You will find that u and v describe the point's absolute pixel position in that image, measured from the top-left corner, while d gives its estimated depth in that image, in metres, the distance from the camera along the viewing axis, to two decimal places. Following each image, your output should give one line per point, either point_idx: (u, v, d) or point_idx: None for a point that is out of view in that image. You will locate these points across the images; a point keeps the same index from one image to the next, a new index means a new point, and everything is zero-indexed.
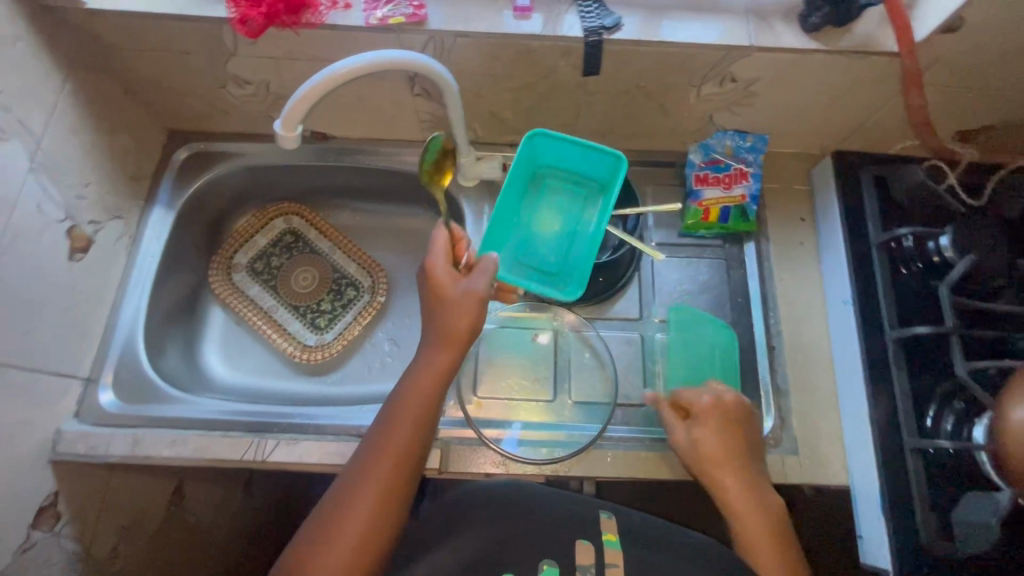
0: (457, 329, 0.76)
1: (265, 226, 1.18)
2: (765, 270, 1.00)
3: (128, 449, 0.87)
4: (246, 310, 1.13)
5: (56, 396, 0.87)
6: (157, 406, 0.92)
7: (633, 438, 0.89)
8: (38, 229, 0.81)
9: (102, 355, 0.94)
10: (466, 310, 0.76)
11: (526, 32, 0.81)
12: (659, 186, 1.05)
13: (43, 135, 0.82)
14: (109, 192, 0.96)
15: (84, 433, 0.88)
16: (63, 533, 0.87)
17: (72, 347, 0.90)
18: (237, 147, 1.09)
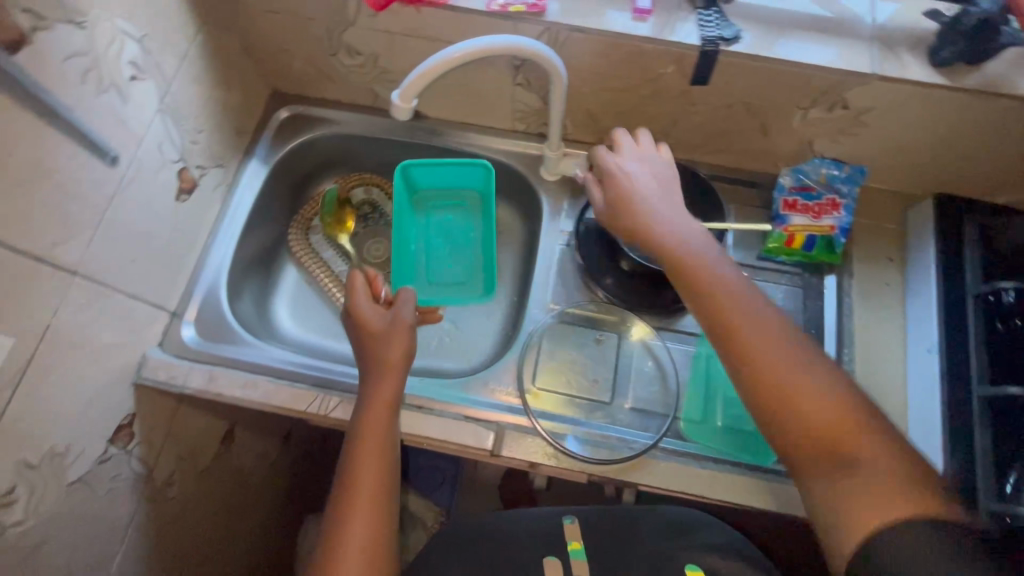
0: (389, 356, 0.83)
1: (344, 193, 1.20)
2: (844, 305, 0.96)
3: (203, 383, 0.92)
4: (319, 271, 1.15)
5: (146, 324, 0.92)
6: (232, 348, 0.97)
7: (687, 453, 0.88)
8: (156, 165, 0.87)
9: (188, 293, 0.99)
10: (398, 338, 0.84)
11: (641, 34, 0.82)
12: (742, 206, 1.03)
13: (172, 78, 0.88)
14: (216, 141, 1.01)
15: (166, 362, 0.92)
16: (133, 453, 0.92)
17: (166, 280, 0.95)
18: (333, 114, 1.14)
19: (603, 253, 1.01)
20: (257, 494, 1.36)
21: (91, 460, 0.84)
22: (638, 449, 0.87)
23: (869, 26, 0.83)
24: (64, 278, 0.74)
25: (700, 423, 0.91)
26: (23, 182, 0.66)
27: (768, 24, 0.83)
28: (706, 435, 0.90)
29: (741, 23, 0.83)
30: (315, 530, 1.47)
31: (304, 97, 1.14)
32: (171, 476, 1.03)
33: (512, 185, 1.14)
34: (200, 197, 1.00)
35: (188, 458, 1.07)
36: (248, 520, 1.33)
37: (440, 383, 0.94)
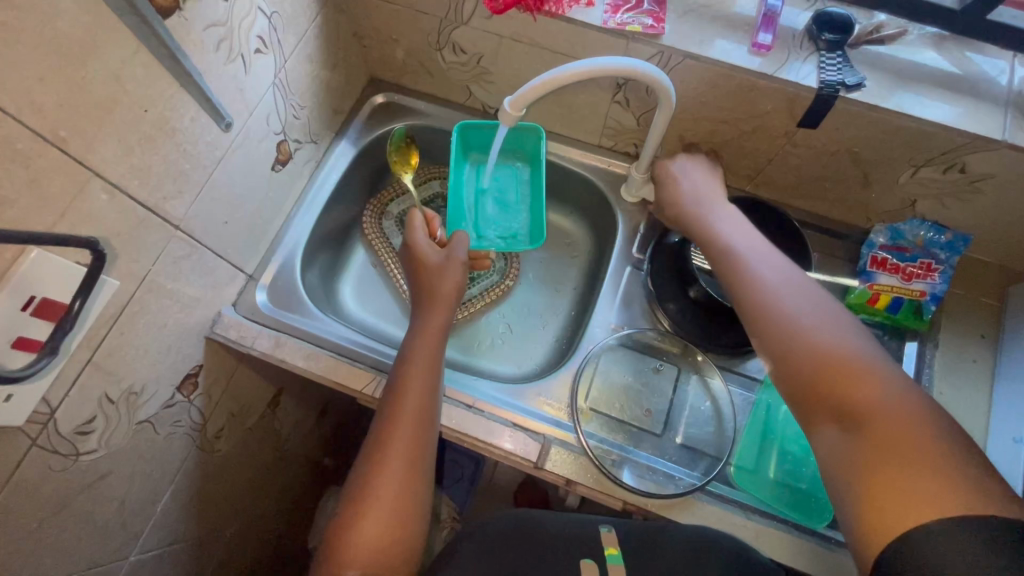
0: (443, 290, 0.88)
1: (421, 183, 1.22)
2: (924, 376, 0.91)
3: (269, 347, 0.96)
4: (386, 257, 1.18)
5: (226, 282, 0.96)
6: (299, 317, 1.00)
7: (734, 502, 0.85)
8: (262, 134, 0.91)
9: (267, 258, 1.03)
10: (449, 273, 0.89)
11: (758, 69, 0.79)
12: (826, 256, 0.99)
13: (290, 54, 0.92)
14: (315, 117, 1.06)
15: (238, 322, 0.96)
16: (194, 402, 0.96)
17: (250, 243, 0.99)
18: (425, 107, 1.17)
19: (675, 281, 0.98)
20: (289, 459, 1.40)
21: (159, 404, 0.88)
22: (684, 487, 0.85)
23: (1004, 90, 0.78)
24: (168, 230, 0.78)
25: (753, 472, 0.87)
26: (151, 136, 0.70)
27: (894, 74, 0.79)
28: (758, 488, 0.86)
29: (864, 70, 0.80)
30: (335, 503, 1.51)
31: (400, 88, 1.18)
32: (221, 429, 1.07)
33: (588, 199, 1.14)
34: (291, 169, 1.04)
35: (238, 415, 1.12)
36: (278, 483, 1.38)
37: (493, 387, 0.94)
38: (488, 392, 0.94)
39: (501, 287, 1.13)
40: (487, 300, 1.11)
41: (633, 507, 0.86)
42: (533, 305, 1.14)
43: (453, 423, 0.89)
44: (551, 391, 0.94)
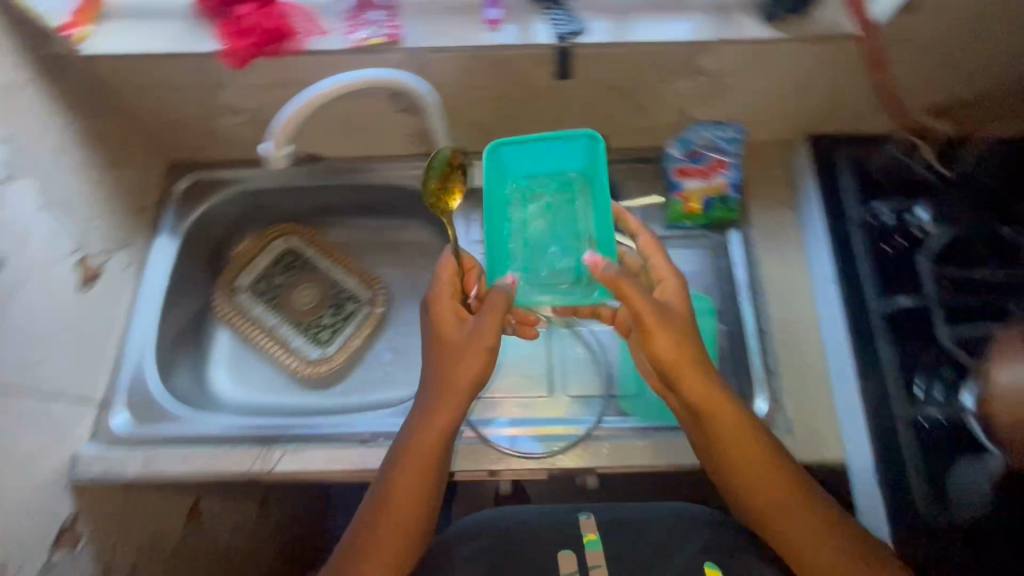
0: (462, 380, 0.76)
1: (263, 248, 1.22)
2: (751, 255, 1.02)
3: (143, 467, 0.90)
4: (251, 330, 1.16)
5: (72, 421, 0.90)
6: (166, 424, 0.95)
7: (629, 428, 0.89)
8: (53, 259, 0.87)
9: (114, 380, 0.98)
10: (471, 360, 0.76)
11: (501, 43, 0.86)
12: (641, 182, 1.08)
13: (53, 171, 0.88)
14: (115, 222, 1.01)
15: (99, 454, 0.91)
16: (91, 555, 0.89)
17: (86, 372, 0.94)
18: (235, 173, 1.15)
19: None
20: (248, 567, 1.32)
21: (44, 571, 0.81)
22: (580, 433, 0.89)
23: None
24: None
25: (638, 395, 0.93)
26: None
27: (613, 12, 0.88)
28: (647, 408, 0.92)
29: (589, 17, 0.88)
30: None
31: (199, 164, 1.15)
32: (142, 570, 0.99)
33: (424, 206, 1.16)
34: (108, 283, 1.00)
35: (151, 548, 1.00)
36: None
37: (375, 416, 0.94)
38: (380, 422, 0.94)
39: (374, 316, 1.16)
40: (363, 332, 1.15)
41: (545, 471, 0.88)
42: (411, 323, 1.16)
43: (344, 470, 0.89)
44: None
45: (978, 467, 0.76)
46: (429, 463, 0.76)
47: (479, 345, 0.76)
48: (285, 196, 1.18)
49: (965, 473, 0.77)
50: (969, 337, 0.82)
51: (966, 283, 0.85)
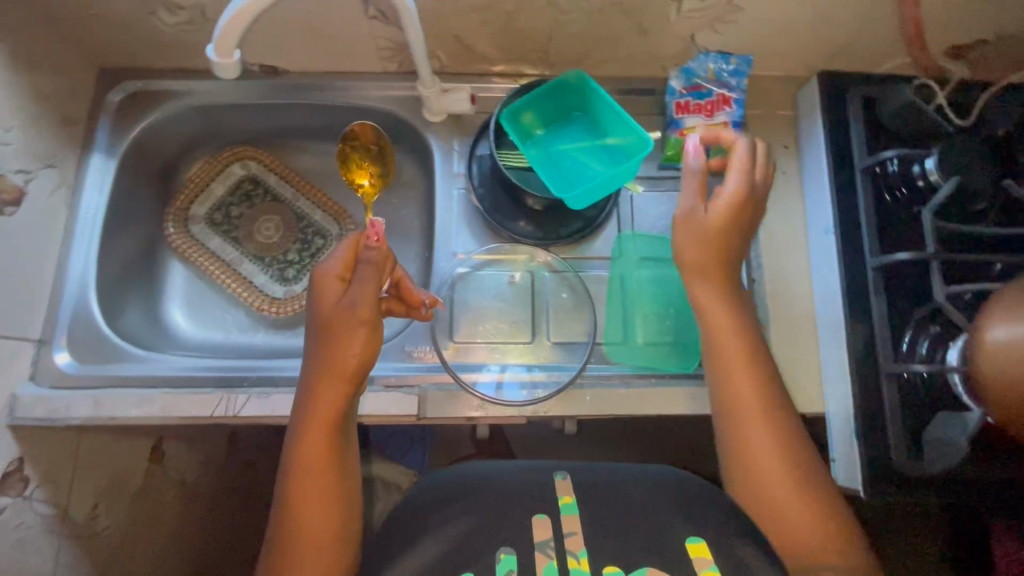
0: (347, 360, 0.60)
1: (219, 174, 0.90)
2: (800, 254, 0.79)
3: (91, 412, 0.69)
4: (206, 265, 0.88)
5: (134, 294, 0.83)
6: (116, 366, 0.73)
7: (610, 379, 0.74)
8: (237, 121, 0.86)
9: (130, 280, 0.82)
10: (357, 340, 0.60)
11: (796, 15, 0.72)
12: (811, 167, 0.79)
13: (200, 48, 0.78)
14: (206, 127, 0.87)
15: (41, 397, 0.69)
16: (35, 498, 0.69)
17: (125, 247, 0.82)
18: (194, 82, 0.82)
19: None
20: (251, 477, 1.02)
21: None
22: (562, 381, 0.73)
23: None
24: None
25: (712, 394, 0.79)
26: None
27: (963, 69, 0.77)
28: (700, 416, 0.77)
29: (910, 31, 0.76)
30: None
31: (140, 71, 0.82)
32: (97, 510, 0.76)
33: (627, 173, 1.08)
34: (216, 91, 0.82)
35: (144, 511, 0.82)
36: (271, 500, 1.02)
37: (467, 327, 0.76)
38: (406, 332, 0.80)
39: None
40: None
41: (526, 420, 0.72)
42: (412, 248, 0.90)
43: (376, 404, 0.70)
44: (567, 351, 0.76)
45: (955, 422, 0.62)
46: (329, 436, 0.59)
47: (351, 319, 0.60)
48: (245, 107, 0.84)
49: (938, 425, 0.64)
50: (962, 294, 0.65)
51: (970, 262, 0.66)
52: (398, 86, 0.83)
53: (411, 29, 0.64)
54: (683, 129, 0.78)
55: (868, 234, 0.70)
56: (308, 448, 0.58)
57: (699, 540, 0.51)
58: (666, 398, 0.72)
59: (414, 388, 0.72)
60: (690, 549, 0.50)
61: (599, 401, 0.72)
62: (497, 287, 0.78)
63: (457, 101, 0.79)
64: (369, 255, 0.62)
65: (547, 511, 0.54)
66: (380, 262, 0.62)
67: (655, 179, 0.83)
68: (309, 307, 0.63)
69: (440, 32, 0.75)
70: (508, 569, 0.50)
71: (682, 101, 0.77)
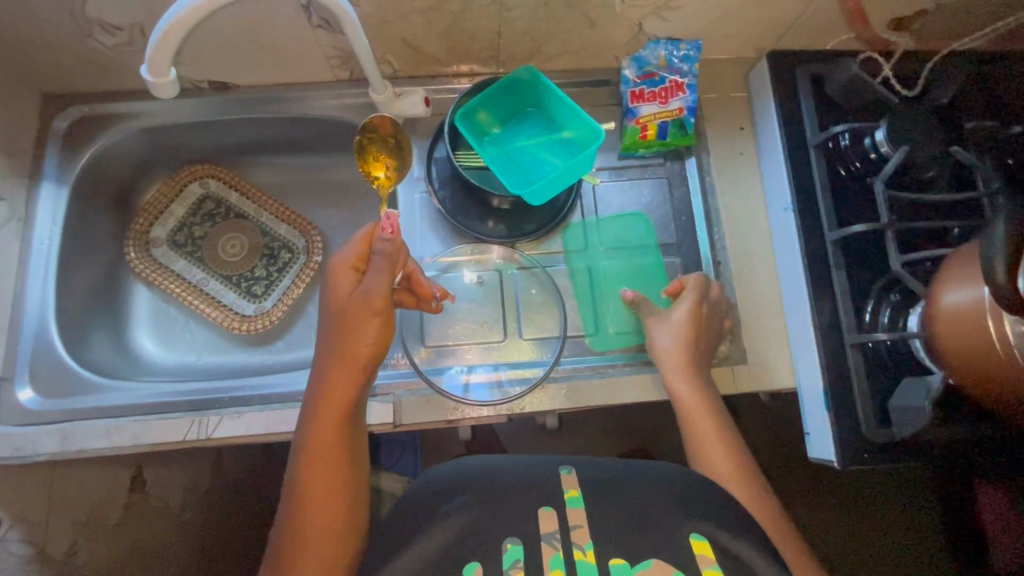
0: (358, 351, 0.59)
1: (178, 194, 0.89)
2: (764, 233, 0.80)
3: (58, 446, 0.67)
4: (171, 288, 0.86)
5: (98, 323, 0.81)
6: (83, 398, 0.71)
7: (584, 372, 0.74)
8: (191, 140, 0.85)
9: (93, 309, 0.81)
10: (366, 332, 0.59)
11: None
12: (768, 146, 0.80)
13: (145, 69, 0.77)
14: (160, 148, 0.86)
15: (6, 436, 0.67)
16: (10, 538, 0.70)
17: (84, 275, 0.80)
18: (143, 103, 0.81)
19: (671, 220, 0.82)
20: (238, 497, 1.01)
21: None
22: (536, 377, 0.73)
23: (986, 42, 0.81)
24: None
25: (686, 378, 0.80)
26: None
27: (908, 40, 0.78)
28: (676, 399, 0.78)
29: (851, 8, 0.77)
30: None
31: (86, 96, 0.80)
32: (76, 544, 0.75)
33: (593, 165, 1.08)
34: (166, 111, 0.81)
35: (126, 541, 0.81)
36: (260, 519, 1.01)
37: (438, 331, 0.76)
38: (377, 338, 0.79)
39: (312, 268, 0.89)
40: (300, 284, 0.88)
41: (503, 419, 0.73)
42: None
43: None
44: (539, 348, 0.76)
45: (919, 388, 0.63)
46: (339, 425, 0.59)
47: (364, 309, 0.59)
48: (198, 126, 0.83)
49: (904, 392, 0.65)
50: (919, 262, 0.66)
51: (924, 229, 0.68)
52: (352, 94, 0.82)
53: (355, 36, 0.63)
54: (639, 118, 0.78)
55: (825, 209, 0.71)
56: (320, 436, 0.58)
57: (702, 538, 0.50)
58: (640, 386, 0.73)
59: (388, 396, 0.71)
60: (694, 545, 0.49)
61: (574, 395, 0.72)
62: (465, 289, 0.78)
63: (411, 104, 0.78)
64: (381, 247, 0.62)
65: (553, 504, 0.52)
66: (393, 253, 0.62)
67: (615, 169, 0.83)
68: (324, 295, 0.64)
69: (388, 37, 0.74)
70: (515, 561, 0.48)
71: (636, 90, 0.78)
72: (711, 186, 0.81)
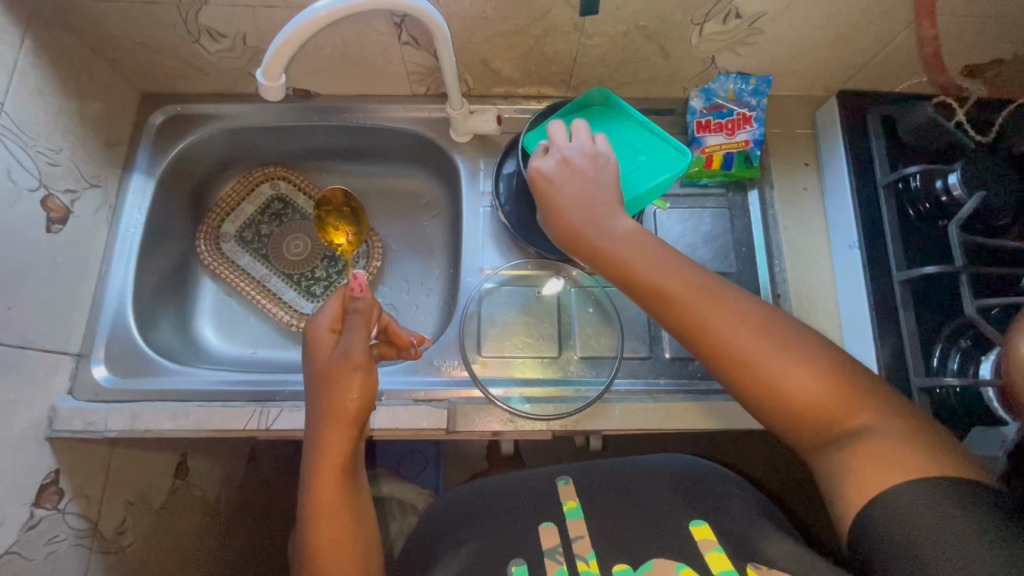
0: (345, 402, 0.58)
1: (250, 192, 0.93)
2: (824, 268, 0.79)
3: (126, 425, 0.70)
4: (235, 281, 0.89)
5: (165, 311, 0.84)
6: (150, 381, 0.74)
7: (637, 395, 0.74)
8: (269, 142, 0.90)
9: (163, 296, 0.84)
10: (354, 379, 0.58)
11: (815, 40, 0.75)
12: (832, 183, 0.80)
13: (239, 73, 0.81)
14: (240, 148, 0.90)
15: (80, 410, 0.70)
16: (69, 511, 0.69)
17: (159, 264, 0.84)
18: (232, 105, 0.85)
19: (730, 249, 0.82)
20: None
21: (15, 528, 0.64)
22: (588, 397, 0.73)
23: None
24: (37, 211, 0.68)
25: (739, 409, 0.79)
26: None
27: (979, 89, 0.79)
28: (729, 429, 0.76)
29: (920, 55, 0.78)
30: None
31: (181, 95, 0.85)
32: (125, 524, 0.76)
33: None
34: (251, 114, 0.86)
35: (169, 525, 0.82)
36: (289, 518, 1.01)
37: (494, 343, 0.77)
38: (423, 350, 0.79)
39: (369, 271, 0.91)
40: None
41: (552, 435, 0.73)
42: (435, 264, 0.91)
43: (405, 419, 0.71)
44: (593, 366, 0.76)
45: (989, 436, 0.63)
46: (336, 483, 0.57)
47: (345, 366, 0.59)
48: (279, 130, 0.87)
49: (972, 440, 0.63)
50: (992, 309, 0.65)
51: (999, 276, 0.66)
52: (425, 109, 0.86)
53: (446, 55, 0.67)
54: (705, 147, 0.80)
55: (894, 248, 0.71)
56: (320, 498, 0.56)
57: (701, 522, 0.54)
58: (693, 412, 0.72)
59: (442, 402, 0.72)
60: (694, 531, 0.53)
61: (627, 417, 0.72)
62: (523, 302, 0.79)
63: (485, 122, 0.81)
64: (354, 306, 0.62)
65: (552, 520, 0.57)
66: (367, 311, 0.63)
67: (676, 196, 0.84)
68: (305, 361, 0.63)
69: (469, 56, 0.77)
70: None
71: (704, 121, 0.80)
72: (773, 219, 0.82)
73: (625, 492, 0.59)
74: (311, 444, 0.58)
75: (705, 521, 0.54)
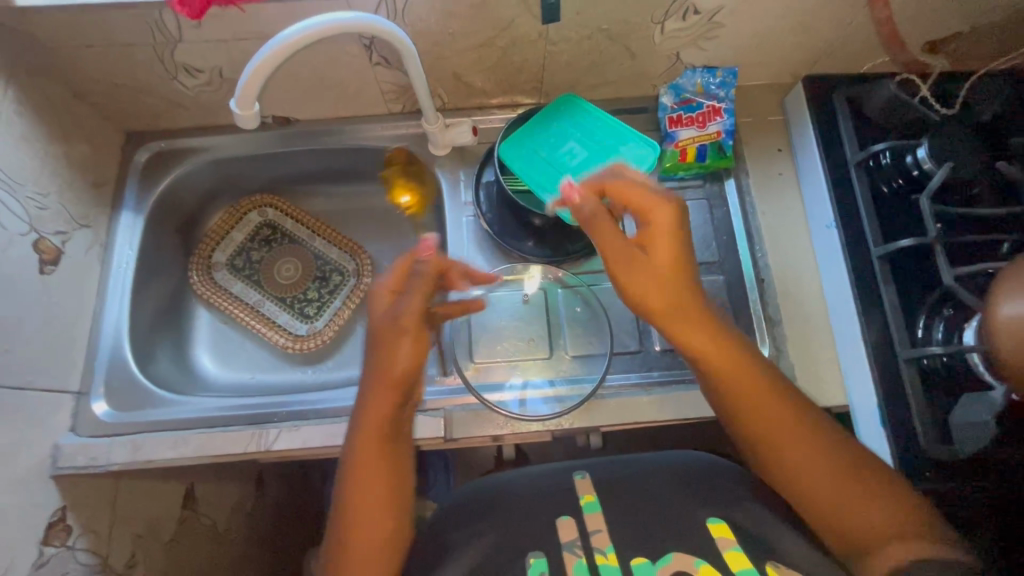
0: (394, 371, 0.57)
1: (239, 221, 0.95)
2: (805, 251, 0.81)
3: (128, 457, 0.71)
4: (230, 309, 0.91)
5: (163, 343, 0.85)
6: (149, 413, 0.75)
7: (630, 390, 0.74)
8: (254, 170, 0.92)
9: (159, 328, 0.86)
10: (406, 347, 0.57)
11: (774, 29, 0.77)
12: (805, 166, 0.81)
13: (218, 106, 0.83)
14: (225, 179, 0.92)
15: (82, 446, 0.71)
16: (79, 547, 0.70)
17: (154, 297, 0.86)
18: (215, 137, 0.87)
19: (712, 239, 0.83)
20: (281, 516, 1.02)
21: (25, 567, 0.64)
22: (581, 395, 0.74)
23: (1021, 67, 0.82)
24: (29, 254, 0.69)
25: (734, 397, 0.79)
26: None
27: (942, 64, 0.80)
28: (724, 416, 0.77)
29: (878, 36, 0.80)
30: None
31: (165, 132, 0.87)
32: (136, 557, 0.77)
33: None
34: (234, 144, 0.88)
35: (180, 555, 0.83)
36: None
37: (485, 348, 0.78)
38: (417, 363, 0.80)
39: (360, 288, 0.92)
40: (350, 306, 0.91)
41: (550, 435, 0.73)
42: None
43: None
44: (585, 364, 0.76)
45: (979, 404, 0.63)
46: (380, 451, 0.57)
47: (397, 329, 0.58)
48: (262, 157, 0.89)
49: (965, 407, 0.63)
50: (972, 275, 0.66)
51: (976, 243, 0.67)
52: (402, 126, 0.87)
53: (416, 72, 0.69)
54: (678, 141, 0.82)
55: (870, 224, 0.72)
56: (362, 469, 0.57)
57: (720, 520, 0.55)
58: (686, 402, 0.73)
59: (439, 411, 0.73)
60: (713, 528, 0.54)
61: (621, 411, 0.73)
62: (512, 307, 0.80)
63: (461, 134, 0.84)
64: (420, 268, 0.60)
65: (571, 514, 0.57)
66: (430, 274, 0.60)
67: None
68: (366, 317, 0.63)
69: (440, 71, 0.79)
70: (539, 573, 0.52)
71: (675, 116, 0.82)
72: (751, 206, 0.83)
73: (622, 485, 0.60)
74: (360, 409, 0.59)
75: (723, 519, 0.55)
